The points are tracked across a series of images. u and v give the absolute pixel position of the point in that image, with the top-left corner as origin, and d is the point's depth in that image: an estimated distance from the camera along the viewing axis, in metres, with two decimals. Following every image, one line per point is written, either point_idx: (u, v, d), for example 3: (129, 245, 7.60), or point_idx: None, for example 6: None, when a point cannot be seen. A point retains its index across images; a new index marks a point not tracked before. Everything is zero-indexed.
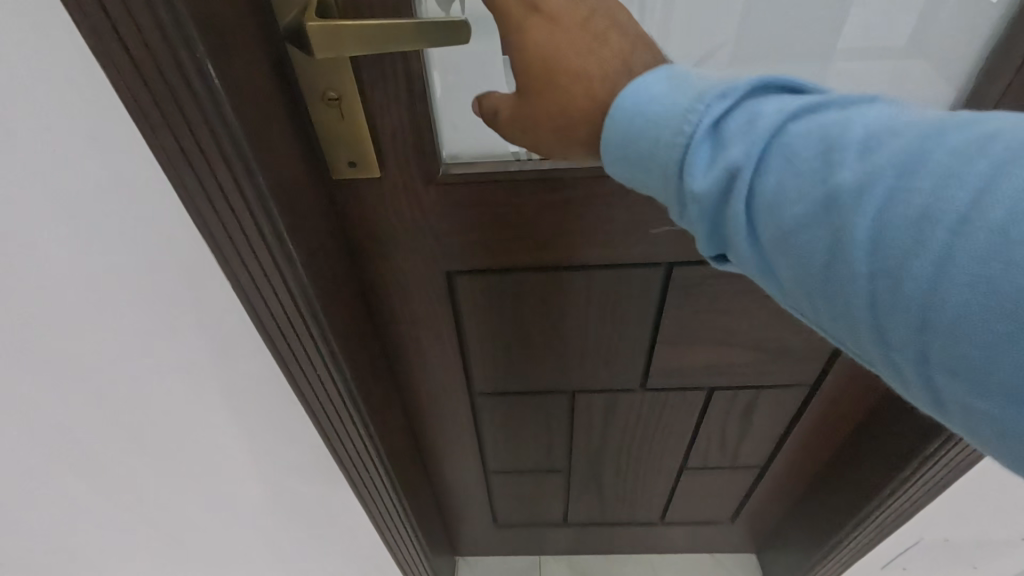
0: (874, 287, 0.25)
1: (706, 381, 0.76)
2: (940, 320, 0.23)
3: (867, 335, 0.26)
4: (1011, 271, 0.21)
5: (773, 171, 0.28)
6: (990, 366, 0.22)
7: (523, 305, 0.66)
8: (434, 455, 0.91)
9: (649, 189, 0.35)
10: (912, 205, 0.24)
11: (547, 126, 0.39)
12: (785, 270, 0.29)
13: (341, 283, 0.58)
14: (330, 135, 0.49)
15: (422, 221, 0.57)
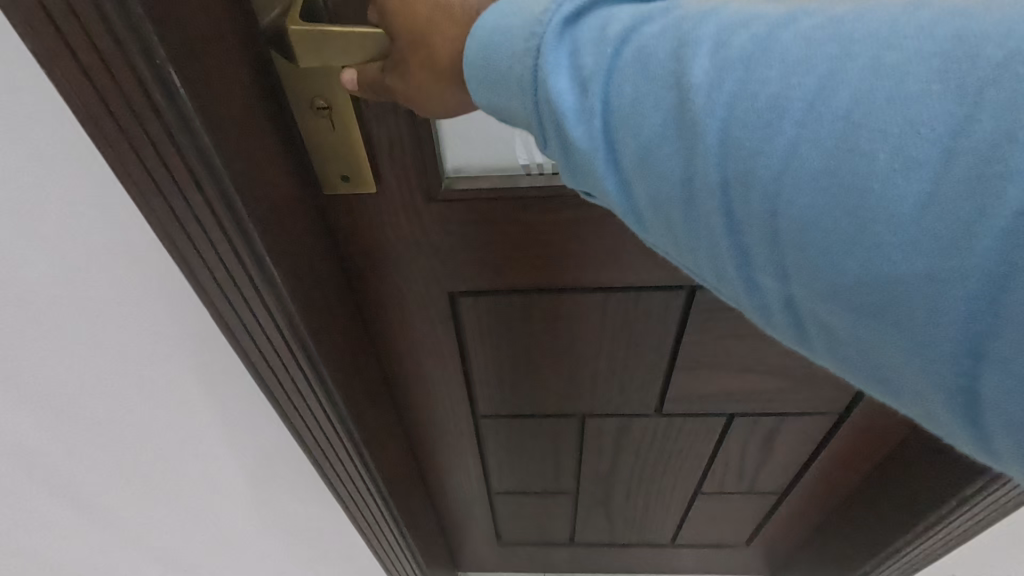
0: (729, 202, 0.23)
1: (727, 408, 0.71)
2: (798, 231, 0.21)
3: (727, 258, 0.24)
4: (867, 167, 0.19)
5: (622, 77, 0.25)
6: (851, 278, 0.20)
7: (531, 327, 0.61)
8: (436, 476, 0.87)
9: (507, 120, 0.31)
10: (759, 103, 0.21)
11: (415, 65, 0.34)
12: (647, 204, 0.26)
13: (336, 305, 0.54)
14: (320, 146, 0.44)
15: (423, 239, 0.52)
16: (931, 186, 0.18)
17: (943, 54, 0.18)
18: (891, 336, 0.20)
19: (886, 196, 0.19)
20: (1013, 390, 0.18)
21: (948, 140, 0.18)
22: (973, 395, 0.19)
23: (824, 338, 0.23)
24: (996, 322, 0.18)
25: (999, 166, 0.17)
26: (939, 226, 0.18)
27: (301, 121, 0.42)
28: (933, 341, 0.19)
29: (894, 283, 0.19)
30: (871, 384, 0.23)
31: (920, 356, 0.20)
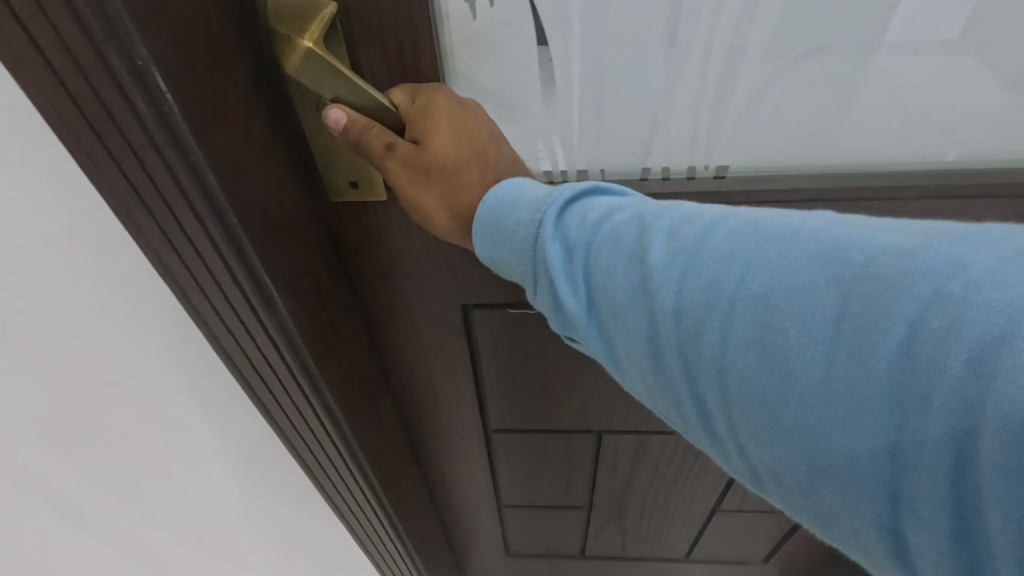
0: (686, 361, 0.27)
1: None
2: (738, 393, 0.26)
3: (690, 407, 0.29)
4: (781, 343, 0.24)
5: (599, 253, 0.31)
6: (780, 435, 0.25)
7: (548, 343, 0.58)
8: (445, 489, 0.84)
9: (504, 268, 0.37)
10: (701, 283, 0.27)
11: (438, 194, 0.38)
12: (623, 352, 0.31)
13: (343, 320, 0.50)
14: (328, 152, 0.40)
15: (434, 250, 0.49)
16: (826, 360, 0.23)
17: (827, 257, 0.24)
18: (819, 484, 0.24)
19: (797, 368, 0.24)
20: (918, 527, 0.22)
21: (835, 326, 0.23)
22: (892, 537, 0.23)
23: (773, 484, 0.27)
24: (891, 473, 0.22)
25: (865, 348, 0.22)
26: (838, 392, 0.23)
27: (308, 124, 0.38)
28: (854, 487, 0.23)
29: (815, 441, 0.24)
30: (817, 525, 0.27)
31: (846, 501, 0.24)
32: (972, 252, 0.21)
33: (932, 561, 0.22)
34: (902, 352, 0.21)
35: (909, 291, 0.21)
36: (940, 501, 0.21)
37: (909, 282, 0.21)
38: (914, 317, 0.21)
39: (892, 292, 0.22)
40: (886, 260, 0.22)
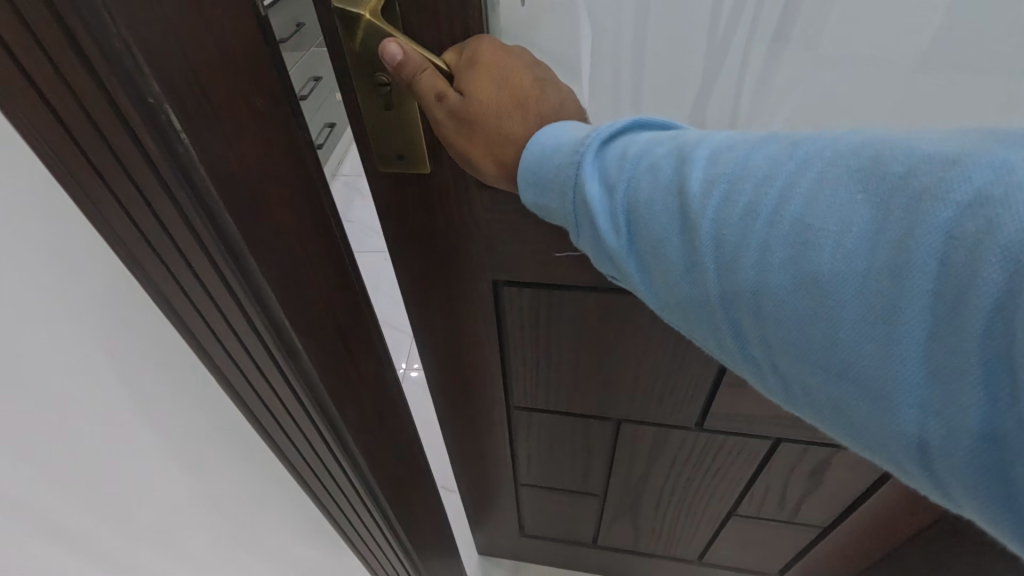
0: (722, 284, 0.29)
1: (774, 432, 0.66)
2: (772, 309, 0.27)
3: (726, 328, 0.30)
4: (815, 259, 0.25)
5: (641, 186, 0.33)
6: (811, 345, 0.26)
7: (572, 325, 0.60)
8: (465, 463, 0.87)
9: (544, 211, 0.40)
10: (739, 206, 0.28)
11: (482, 138, 0.40)
12: (660, 277, 0.33)
13: (358, 348, 0.49)
14: (378, 126, 0.43)
15: (470, 225, 0.52)
16: (862, 271, 0.24)
17: (862, 174, 0.25)
18: (850, 390, 0.26)
19: (830, 281, 0.25)
20: (938, 428, 0.23)
21: (868, 239, 0.24)
22: (919, 445, 0.24)
23: (803, 395, 0.28)
24: (921, 375, 0.23)
25: (905, 255, 0.23)
26: (873, 299, 0.24)
27: (358, 102, 0.42)
28: (886, 393, 0.24)
29: (844, 348, 0.25)
30: (842, 434, 0.28)
31: (871, 405, 0.25)
32: (1013, 153, 0.21)
33: (960, 465, 0.22)
34: (935, 260, 0.22)
35: (945, 200, 0.22)
36: (971, 398, 0.22)
37: (946, 191, 0.22)
38: (951, 223, 0.22)
39: (929, 200, 0.23)
40: (923, 171, 0.23)
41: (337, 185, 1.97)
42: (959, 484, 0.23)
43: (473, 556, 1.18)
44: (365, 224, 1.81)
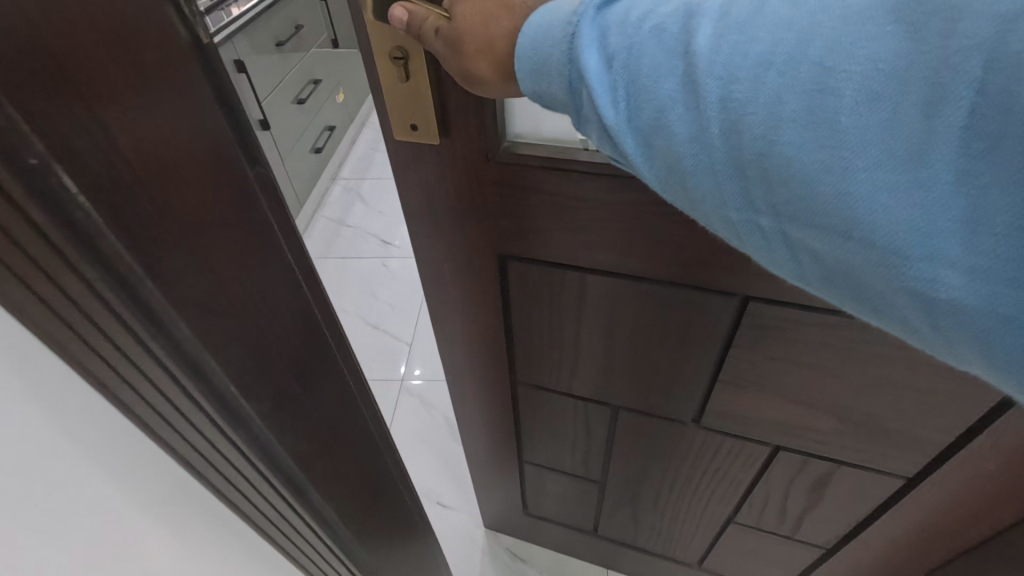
0: (731, 150, 0.27)
1: (774, 437, 0.65)
2: (784, 170, 0.26)
3: (731, 197, 0.29)
4: (835, 109, 0.25)
5: (642, 51, 0.30)
6: (826, 205, 0.26)
7: (572, 307, 0.61)
8: (475, 432, 0.91)
9: (543, 102, 0.36)
10: (751, 58, 0.27)
11: (472, 48, 0.36)
12: (661, 155, 0.30)
13: (329, 403, 0.46)
14: (395, 96, 0.48)
15: (479, 198, 0.55)
16: (886, 113, 0.23)
17: (891, 9, 0.24)
18: (860, 240, 0.25)
19: (851, 128, 0.24)
20: (956, 272, 0.23)
21: (892, 79, 0.23)
22: (927, 282, 0.24)
23: (812, 265, 0.28)
24: (937, 209, 0.23)
25: (935, 85, 0.22)
26: (896, 140, 0.23)
27: (379, 71, 0.47)
28: (899, 234, 0.24)
29: (860, 202, 0.25)
30: (848, 292, 0.28)
31: (886, 261, 0.25)
32: None
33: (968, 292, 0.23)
34: (972, 90, 0.21)
35: (980, 21, 0.21)
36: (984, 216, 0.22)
37: (982, 11, 0.21)
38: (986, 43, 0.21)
39: (963, 24, 0.22)
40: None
41: (337, 187, 2.06)
42: (972, 320, 0.23)
43: (482, 535, 1.22)
44: (362, 228, 1.89)
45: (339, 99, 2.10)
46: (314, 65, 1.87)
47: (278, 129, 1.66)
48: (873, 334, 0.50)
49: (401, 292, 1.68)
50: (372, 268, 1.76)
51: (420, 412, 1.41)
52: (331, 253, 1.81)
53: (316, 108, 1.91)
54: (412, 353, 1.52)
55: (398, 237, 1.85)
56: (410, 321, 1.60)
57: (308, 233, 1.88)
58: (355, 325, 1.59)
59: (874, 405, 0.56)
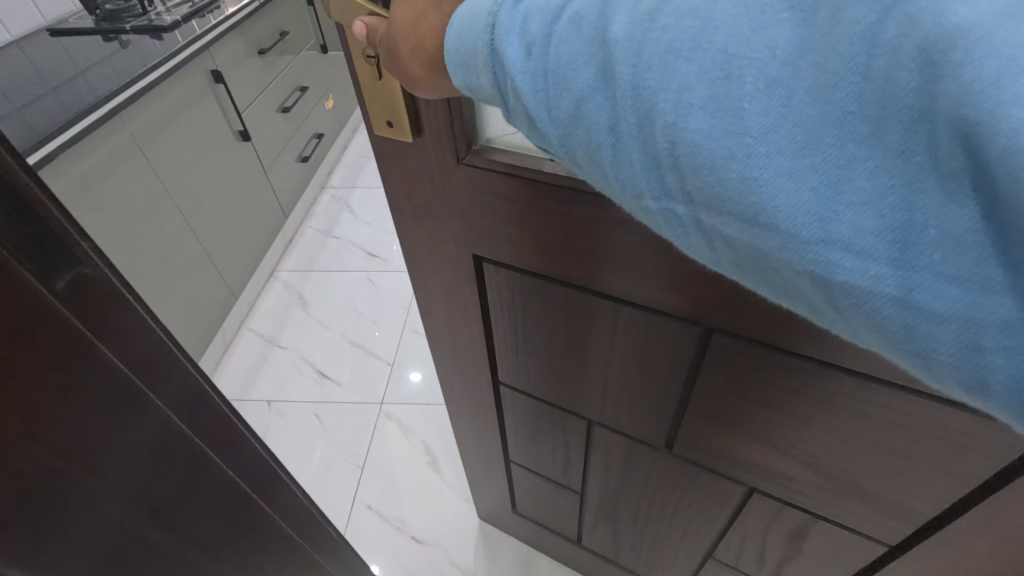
0: (646, 139, 0.23)
1: (747, 478, 0.61)
2: (694, 159, 0.22)
3: (649, 191, 0.24)
4: (739, 95, 0.21)
5: (560, 40, 0.26)
6: (737, 199, 0.21)
7: (544, 314, 0.60)
8: (464, 427, 0.92)
9: (477, 97, 0.33)
10: (661, 45, 0.22)
11: (406, 50, 0.36)
12: (581, 150, 0.26)
13: (174, 496, 0.45)
14: (371, 93, 0.49)
15: (452, 198, 0.55)
16: (785, 101, 0.20)
17: None
18: (776, 236, 0.21)
19: (752, 117, 0.20)
20: (880, 273, 0.19)
21: (793, 64, 0.20)
22: (851, 283, 0.20)
23: (727, 257, 0.24)
24: (848, 203, 0.19)
25: (831, 72, 0.19)
26: (799, 128, 0.20)
27: (357, 68, 0.48)
28: (812, 229, 0.20)
29: (767, 189, 0.20)
30: (775, 292, 0.24)
31: (798, 251, 0.21)
32: None
33: (892, 294, 0.19)
34: (858, 75, 0.18)
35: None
36: (890, 211, 0.19)
37: None
38: (871, 25, 0.18)
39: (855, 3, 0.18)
40: None
41: (324, 197, 2.16)
42: (901, 325, 0.19)
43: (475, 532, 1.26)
44: (348, 240, 1.97)
45: (325, 105, 2.17)
46: (301, 74, 1.94)
47: (260, 137, 1.72)
48: (850, 390, 0.45)
49: (387, 311, 1.72)
50: (355, 281, 1.81)
51: (398, 436, 1.43)
52: (316, 267, 1.87)
53: (301, 115, 1.97)
54: (392, 376, 1.55)
55: (384, 251, 1.92)
56: (393, 343, 1.63)
57: (296, 245, 1.95)
58: (332, 341, 1.65)
59: (852, 462, 0.51)
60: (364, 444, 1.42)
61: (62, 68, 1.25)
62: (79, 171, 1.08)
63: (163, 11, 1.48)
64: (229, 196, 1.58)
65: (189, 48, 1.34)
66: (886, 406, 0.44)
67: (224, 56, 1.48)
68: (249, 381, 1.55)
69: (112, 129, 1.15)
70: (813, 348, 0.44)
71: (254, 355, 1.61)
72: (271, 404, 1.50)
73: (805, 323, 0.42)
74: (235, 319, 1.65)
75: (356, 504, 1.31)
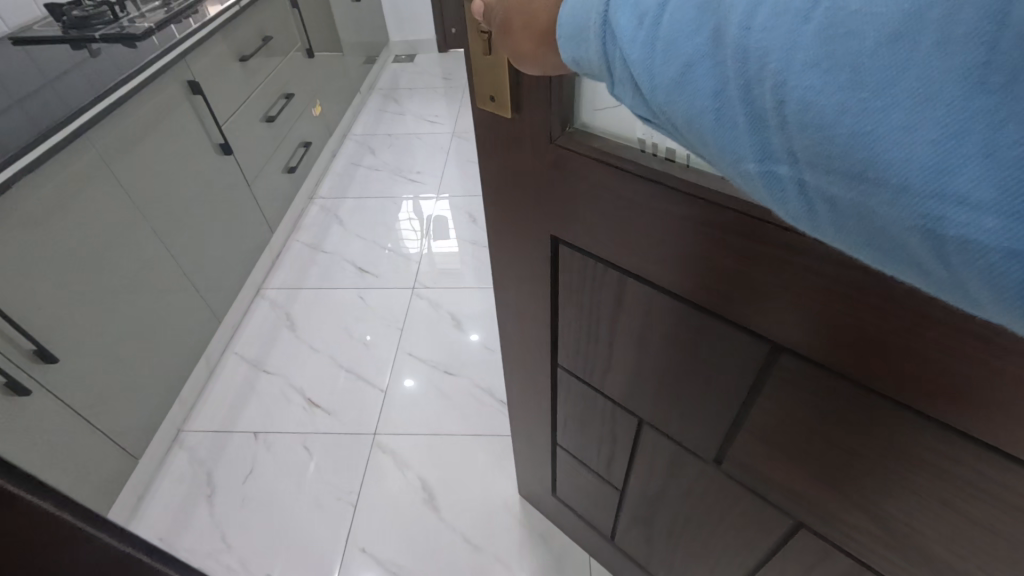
0: (753, 101, 0.22)
1: (797, 511, 0.58)
2: (804, 116, 0.20)
3: (750, 155, 0.23)
4: (856, 52, 0.19)
5: (672, 7, 0.25)
6: (843, 155, 0.20)
7: (610, 304, 0.61)
8: (518, 404, 0.95)
9: (585, 71, 0.33)
10: (778, 5, 0.21)
11: (519, 26, 0.38)
12: (683, 120, 0.26)
13: None
14: (481, 66, 0.52)
15: (540, 177, 0.57)
16: (905, 54, 0.18)
17: None
18: (884, 192, 0.19)
19: (868, 72, 0.19)
20: (1001, 230, 0.16)
21: (923, 15, 0.18)
22: (965, 239, 0.17)
23: (828, 218, 0.22)
24: (969, 155, 0.17)
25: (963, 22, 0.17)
26: (918, 79, 0.18)
27: (471, 41, 0.51)
28: (923, 182, 0.18)
29: (880, 141, 0.19)
30: (887, 256, 0.21)
31: (908, 205, 0.19)
32: None
33: (1013, 252, 0.16)
34: (994, 25, 0.16)
35: None
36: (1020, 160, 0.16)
37: None
38: None
39: None
40: None
41: (313, 209, 2.21)
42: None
43: (515, 516, 1.28)
44: (339, 254, 2.00)
45: (312, 113, 2.22)
46: (285, 82, 1.98)
47: (244, 147, 1.72)
48: (930, 441, 0.41)
49: (377, 324, 1.74)
50: (345, 297, 1.83)
51: (394, 472, 1.37)
52: (305, 284, 1.88)
53: (288, 121, 2.02)
54: (384, 408, 1.51)
55: (374, 266, 1.94)
56: (384, 368, 1.61)
57: (283, 261, 1.98)
58: (321, 363, 1.63)
59: (919, 520, 0.46)
60: (357, 481, 1.36)
61: (28, 78, 1.23)
62: (41, 195, 1.03)
63: (134, 19, 1.49)
64: (216, 208, 1.59)
65: (165, 54, 1.35)
66: (964, 464, 0.40)
67: (201, 65, 1.50)
68: (236, 410, 1.52)
69: (79, 148, 1.12)
70: (893, 390, 0.40)
71: (240, 381, 1.59)
72: (258, 436, 1.46)
73: (882, 357, 0.39)
74: (218, 343, 1.63)
75: (349, 546, 1.24)
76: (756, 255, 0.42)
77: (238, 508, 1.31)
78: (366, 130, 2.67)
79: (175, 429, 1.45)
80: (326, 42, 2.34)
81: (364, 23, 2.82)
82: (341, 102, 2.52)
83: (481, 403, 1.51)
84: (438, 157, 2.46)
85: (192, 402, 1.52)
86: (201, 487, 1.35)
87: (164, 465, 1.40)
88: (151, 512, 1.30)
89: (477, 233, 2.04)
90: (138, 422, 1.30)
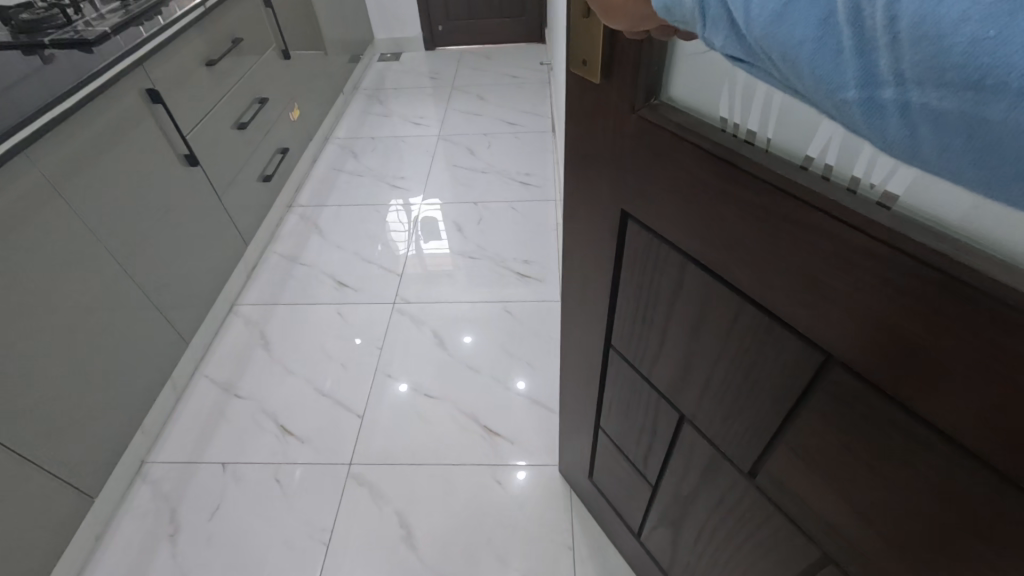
0: (864, 22, 0.22)
1: (826, 541, 0.54)
2: (915, 32, 0.20)
3: (852, 82, 0.23)
4: None
5: None
6: (959, 64, 0.19)
7: (668, 288, 0.59)
8: (569, 379, 0.96)
9: (676, 19, 0.32)
10: None
11: None
12: (780, 54, 0.26)
13: None
14: (578, 26, 0.52)
15: (618, 147, 0.56)
16: None
17: None
18: (1004, 97, 0.18)
19: None
20: None
21: None
22: None
23: (935, 140, 0.22)
24: None
25: None
26: None
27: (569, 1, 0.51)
28: None
29: (1000, 44, 0.18)
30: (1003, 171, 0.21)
31: None
32: None
33: None
34: None
35: None
36: None
37: None
38: None
39: None
40: None
41: (291, 217, 2.24)
42: None
43: (534, 508, 1.31)
44: (319, 267, 2.01)
45: (289, 117, 2.25)
46: (258, 86, 1.99)
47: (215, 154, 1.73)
48: (986, 493, 0.36)
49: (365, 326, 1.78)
50: (324, 313, 1.84)
51: (371, 509, 1.33)
52: (280, 299, 1.89)
53: (262, 126, 2.03)
54: (357, 450, 1.45)
55: (350, 276, 1.96)
56: (361, 394, 1.58)
57: (261, 272, 2.00)
58: (296, 386, 1.62)
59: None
60: (331, 517, 1.32)
61: None
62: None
63: (90, 23, 1.47)
64: (189, 218, 1.61)
65: (124, 62, 1.34)
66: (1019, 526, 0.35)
67: (170, 69, 1.51)
68: (201, 444, 1.50)
69: (25, 165, 1.09)
70: (953, 427, 0.36)
71: (210, 406, 1.58)
72: (226, 467, 1.44)
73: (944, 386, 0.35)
74: (186, 368, 1.63)
75: None
76: (824, 251, 0.39)
77: (192, 551, 1.28)
78: (347, 134, 2.73)
79: (139, 462, 1.44)
80: (300, 43, 2.33)
81: (342, 20, 2.82)
82: (320, 104, 2.54)
83: (463, 429, 1.48)
84: (423, 161, 2.49)
85: (157, 433, 1.51)
86: (163, 527, 1.33)
87: (125, 500, 1.38)
88: (106, 564, 1.26)
89: (464, 243, 2.05)
90: (96, 463, 1.27)
